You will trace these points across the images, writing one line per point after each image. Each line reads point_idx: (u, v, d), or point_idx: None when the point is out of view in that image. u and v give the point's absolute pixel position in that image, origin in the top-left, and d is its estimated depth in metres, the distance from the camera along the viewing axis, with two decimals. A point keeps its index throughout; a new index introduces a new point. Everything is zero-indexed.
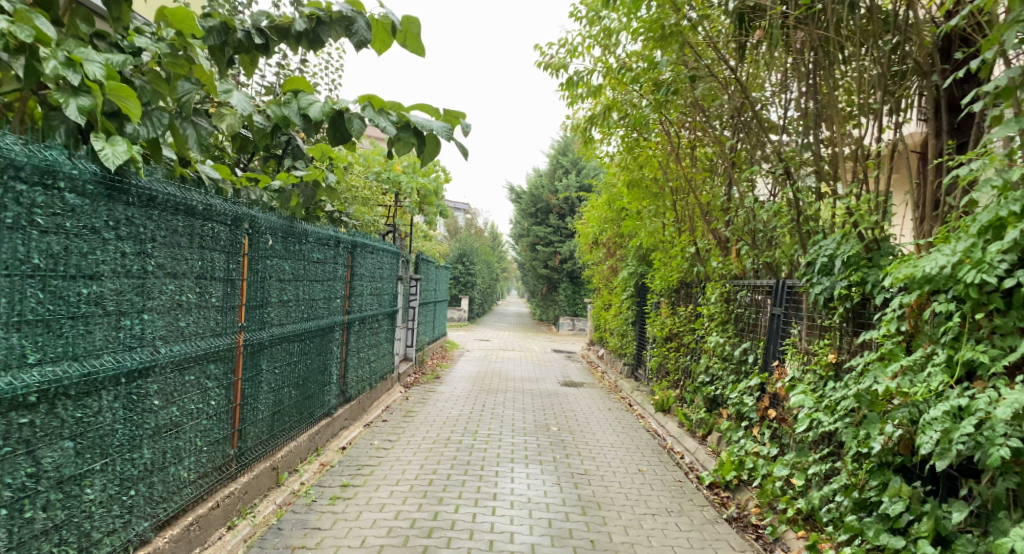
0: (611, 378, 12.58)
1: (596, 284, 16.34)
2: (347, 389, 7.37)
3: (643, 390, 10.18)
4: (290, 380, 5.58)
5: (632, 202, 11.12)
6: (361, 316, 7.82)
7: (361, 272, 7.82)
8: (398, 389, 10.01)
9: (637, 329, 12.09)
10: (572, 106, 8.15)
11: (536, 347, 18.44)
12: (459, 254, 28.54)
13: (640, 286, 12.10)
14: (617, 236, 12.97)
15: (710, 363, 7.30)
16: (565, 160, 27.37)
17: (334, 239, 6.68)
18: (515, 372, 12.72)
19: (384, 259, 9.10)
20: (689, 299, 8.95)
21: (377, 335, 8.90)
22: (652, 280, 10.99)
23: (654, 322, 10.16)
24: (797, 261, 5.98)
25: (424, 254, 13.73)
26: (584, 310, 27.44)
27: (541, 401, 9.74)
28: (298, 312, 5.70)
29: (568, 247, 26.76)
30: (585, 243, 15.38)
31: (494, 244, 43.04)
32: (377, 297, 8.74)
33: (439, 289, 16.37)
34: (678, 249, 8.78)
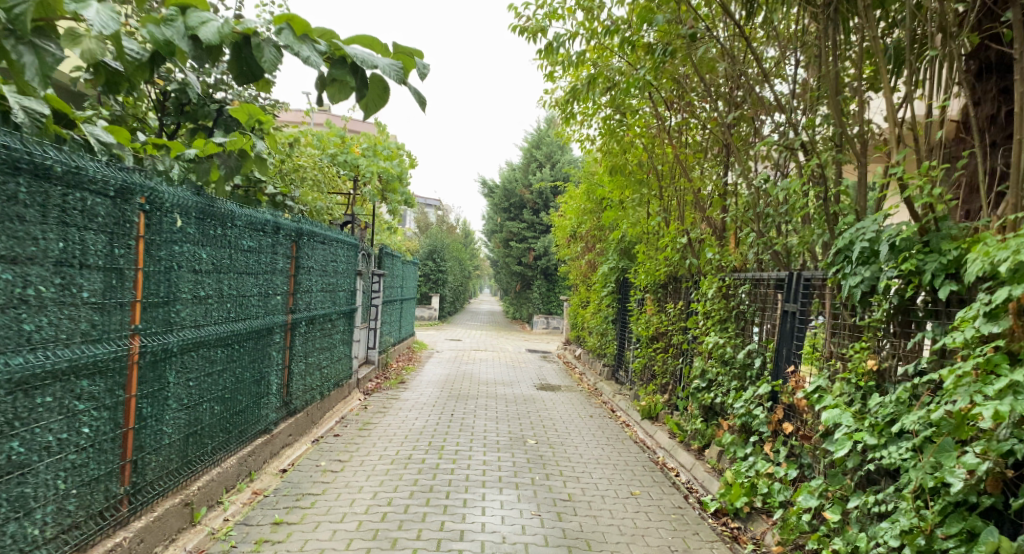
0: (590, 380, 11.72)
1: (572, 280, 15.49)
2: (290, 400, 6.39)
3: (627, 394, 9.33)
4: (211, 393, 4.58)
5: (615, 191, 10.24)
6: (308, 315, 6.83)
7: (308, 264, 6.82)
8: (357, 397, 9.00)
9: (619, 328, 11.25)
10: (552, 78, 7.23)
11: (509, 347, 17.52)
12: (430, 250, 27.48)
13: (621, 282, 11.25)
14: (597, 227, 12.10)
15: (707, 367, 6.48)
16: (539, 153, 26.51)
17: (272, 223, 5.68)
18: (486, 375, 11.77)
19: (338, 251, 8.08)
20: (679, 295, 8.11)
21: (331, 336, 7.90)
22: (637, 275, 10.13)
23: (639, 321, 9.30)
24: (814, 249, 5.16)
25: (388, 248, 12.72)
26: (559, 308, 26.61)
27: (515, 408, 8.82)
28: (222, 310, 4.72)
29: (543, 243, 25.88)
30: (562, 236, 14.50)
31: (467, 241, 42.01)
32: (330, 293, 7.74)
33: (406, 286, 15.35)
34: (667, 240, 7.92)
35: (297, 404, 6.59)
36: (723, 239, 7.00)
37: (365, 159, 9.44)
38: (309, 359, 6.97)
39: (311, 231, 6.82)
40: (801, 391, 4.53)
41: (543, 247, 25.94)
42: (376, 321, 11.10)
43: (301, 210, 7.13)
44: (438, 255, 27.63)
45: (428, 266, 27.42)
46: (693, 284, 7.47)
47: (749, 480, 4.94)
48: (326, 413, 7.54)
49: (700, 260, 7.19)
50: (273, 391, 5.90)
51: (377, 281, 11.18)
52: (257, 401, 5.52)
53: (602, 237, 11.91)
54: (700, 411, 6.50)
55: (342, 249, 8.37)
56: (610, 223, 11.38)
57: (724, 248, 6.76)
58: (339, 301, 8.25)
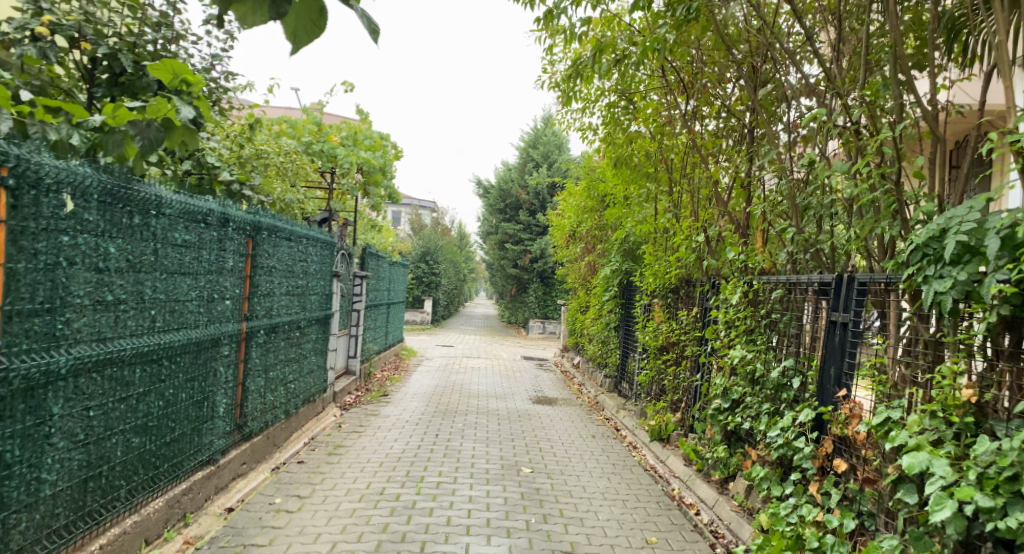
0: (590, 392, 10.83)
1: (571, 284, 14.60)
2: (243, 423, 5.48)
3: (633, 410, 8.44)
4: (127, 422, 3.68)
5: (620, 186, 9.37)
6: (268, 323, 5.91)
7: (268, 263, 5.90)
8: (332, 414, 8.08)
9: (624, 337, 10.37)
10: (551, 52, 6.32)
11: (502, 354, 16.59)
12: (422, 252, 26.52)
13: (625, 286, 10.37)
14: (598, 227, 11.22)
15: (731, 386, 5.61)
16: (535, 153, 25.71)
17: (216, 214, 4.76)
18: (478, 386, 10.85)
19: (308, 249, 7.15)
20: (695, 300, 7.23)
21: (299, 346, 6.99)
22: (644, 277, 9.26)
23: (647, 329, 8.40)
24: (869, 248, 4.28)
25: (372, 247, 11.79)
26: (555, 313, 25.70)
27: (508, 426, 7.91)
28: (143, 319, 3.81)
29: (539, 245, 25.00)
30: (560, 236, 13.61)
31: (461, 244, 41.04)
32: (297, 297, 6.82)
33: (393, 289, 14.39)
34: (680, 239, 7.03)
35: (253, 426, 5.69)
36: (745, 237, 6.13)
37: (343, 147, 8.56)
38: (269, 375, 6.06)
39: (271, 226, 5.89)
40: (861, 424, 3.66)
41: (539, 250, 25.08)
42: (357, 327, 10.19)
43: (264, 202, 6.23)
44: (431, 257, 26.68)
45: (420, 269, 26.48)
46: (710, 289, 6.60)
47: (792, 529, 4.06)
48: (292, 435, 6.63)
49: (719, 261, 6.33)
50: (220, 415, 4.98)
51: (358, 284, 10.25)
52: (198, 427, 4.61)
53: (604, 238, 11.06)
54: (722, 436, 5.63)
55: (315, 248, 7.45)
56: (613, 222, 10.52)
57: (750, 247, 5.90)
58: (310, 306, 7.33)
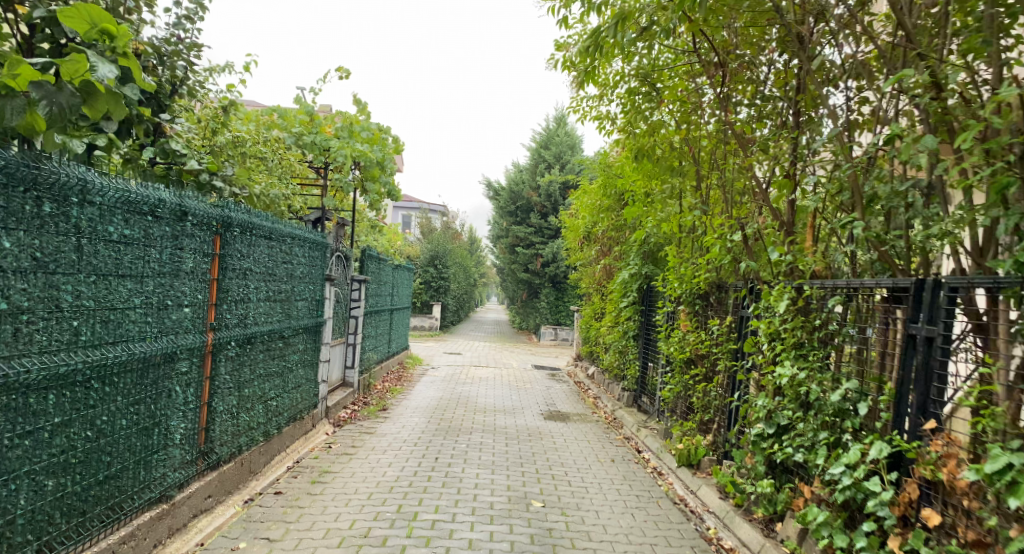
0: (607, 406, 10.05)
1: (585, 289, 13.82)
2: (209, 450, 4.76)
3: (656, 429, 7.65)
4: (35, 460, 3.00)
5: (641, 182, 8.60)
6: (242, 333, 5.19)
7: (243, 265, 5.18)
8: (322, 433, 7.36)
9: (645, 348, 9.59)
10: (567, 24, 5.55)
11: (513, 363, 15.82)
12: (431, 256, 25.81)
13: (645, 291, 9.58)
14: (615, 228, 10.44)
15: (776, 409, 4.83)
16: (548, 154, 24.99)
17: (171, 206, 4.04)
18: (486, 400, 10.09)
19: (294, 250, 6.42)
20: (728, 308, 6.45)
21: (283, 358, 6.27)
22: (668, 282, 8.47)
23: (673, 340, 7.62)
24: (965, 248, 3.49)
25: (373, 249, 11.06)
26: (567, 319, 24.87)
27: (517, 447, 7.13)
28: (60, 332, 3.10)
29: (551, 249, 24.22)
30: (574, 239, 12.84)
31: (471, 248, 40.31)
32: (281, 304, 6.10)
33: (397, 294, 13.66)
34: (713, 239, 6.26)
35: (223, 452, 4.97)
36: (788, 237, 5.35)
37: (338, 140, 7.86)
38: (244, 392, 5.34)
39: (246, 223, 5.17)
40: (969, 471, 2.88)
41: (551, 254, 24.32)
42: (354, 335, 9.46)
43: (241, 197, 5.53)
44: (440, 261, 25.96)
45: (429, 273, 25.77)
46: (747, 295, 5.82)
47: None
48: (273, 460, 5.91)
49: (758, 264, 5.55)
50: (177, 442, 4.25)
51: (356, 289, 9.54)
52: (147, 459, 3.88)
53: (622, 240, 10.30)
54: (765, 468, 4.85)
55: (303, 249, 6.72)
56: (632, 222, 9.76)
57: (796, 248, 5.12)
58: (296, 314, 6.60)
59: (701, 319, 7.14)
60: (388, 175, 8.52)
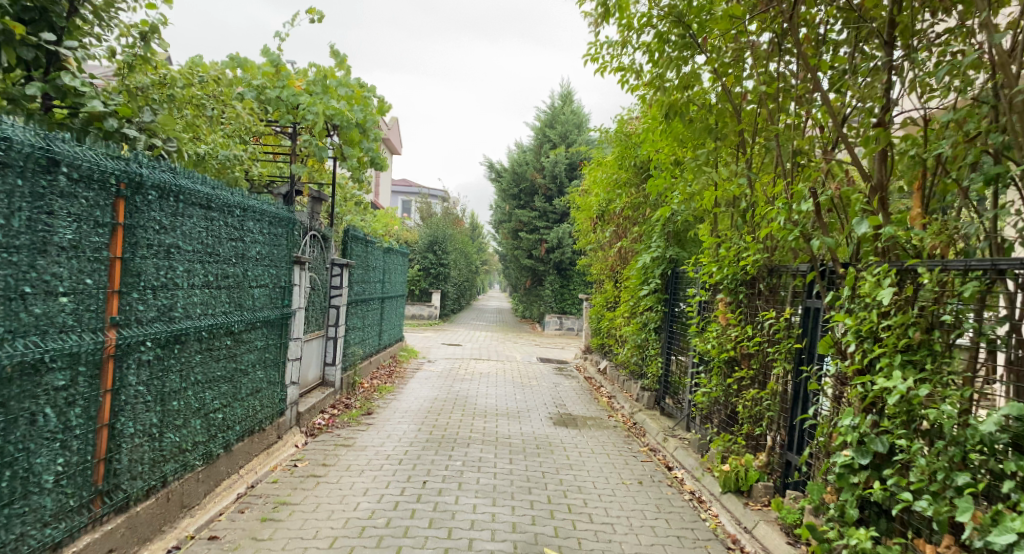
0: (625, 407, 8.88)
1: (596, 275, 12.63)
2: (113, 488, 3.53)
3: (689, 442, 6.47)
4: None
5: (670, 150, 7.35)
6: (167, 329, 3.96)
7: (166, 241, 3.96)
8: (289, 447, 6.17)
9: (669, 341, 8.37)
10: None
11: (517, 355, 14.62)
12: (429, 241, 24.54)
13: (670, 277, 8.38)
14: (635, 206, 9.22)
15: (872, 433, 3.62)
16: (553, 133, 23.69)
17: (28, 149, 2.88)
18: (486, 400, 8.89)
19: (247, 226, 5.19)
20: (786, 297, 5.24)
21: (232, 360, 5.05)
22: (701, 267, 7.25)
23: (710, 336, 6.40)
24: None
25: (359, 229, 9.85)
26: (572, 308, 23.70)
27: (522, 464, 5.92)
28: None
29: (556, 235, 23.01)
30: (585, 219, 11.63)
31: (472, 235, 39.04)
32: (228, 292, 4.89)
33: (389, 280, 12.44)
34: (772, 215, 5.06)
35: (140, 487, 3.75)
36: (878, 204, 4.13)
37: (309, 96, 6.62)
38: (171, 405, 4.10)
39: (169, 185, 3.95)
40: None
41: (556, 240, 23.09)
42: (333, 328, 8.29)
43: (170, 153, 4.30)
44: (438, 247, 24.69)
45: (427, 259, 24.53)
46: (818, 281, 4.61)
47: None
48: (217, 488, 4.71)
49: (836, 243, 4.35)
50: (49, 486, 3.05)
51: (338, 274, 8.35)
52: None
53: (642, 219, 9.06)
54: (859, 511, 3.64)
55: (262, 225, 5.51)
56: (654, 197, 8.53)
57: (895, 219, 3.90)
58: (252, 304, 5.39)
59: (746, 311, 5.92)
60: (372, 141, 7.28)
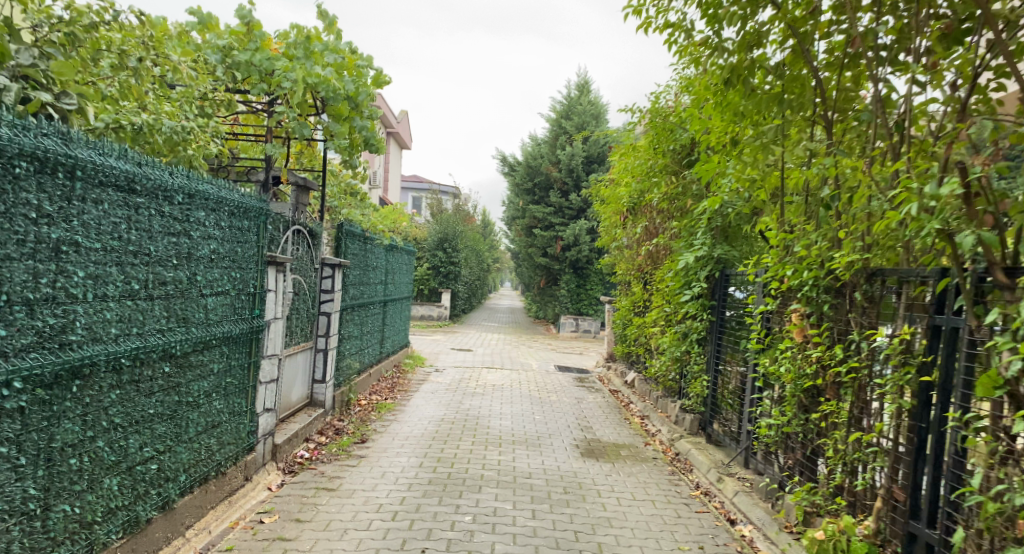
0: (663, 431, 7.69)
1: (623, 276, 11.41)
2: None
3: (755, 486, 5.28)
4: None
5: (724, 129, 6.12)
6: (54, 360, 2.82)
7: (53, 235, 2.82)
8: (261, 492, 5.01)
9: (718, 356, 7.12)
10: None
11: (533, 362, 13.43)
12: (439, 238, 23.31)
13: (718, 279, 7.18)
14: (673, 196, 7.99)
15: None
16: (569, 125, 22.43)
17: None
18: (501, 422, 7.70)
19: (196, 217, 4.02)
20: (899, 313, 4.02)
21: (175, 392, 3.88)
22: (762, 270, 6.01)
23: (782, 355, 5.17)
24: None
25: (358, 222, 8.69)
26: (589, 308, 22.52)
27: (549, 519, 4.72)
28: None
29: (573, 232, 21.78)
30: (611, 213, 10.41)
31: (484, 231, 37.86)
32: (165, 304, 3.70)
33: (393, 281, 11.28)
34: (893, 211, 3.89)
35: None
36: None
37: (288, 60, 5.48)
38: (65, 464, 2.92)
39: (57, 155, 2.80)
40: None
41: (572, 237, 21.87)
42: (323, 339, 7.14)
43: (68, 113, 3.17)
44: (449, 244, 23.45)
45: (437, 257, 23.31)
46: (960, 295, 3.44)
47: None
48: None
49: (995, 243, 3.14)
50: None
51: (330, 276, 7.20)
52: None
53: (684, 213, 7.82)
54: None
55: (218, 217, 4.33)
56: (699, 185, 7.30)
57: None
58: (205, 317, 4.21)
59: (832, 327, 4.69)
60: (365, 118, 6.11)
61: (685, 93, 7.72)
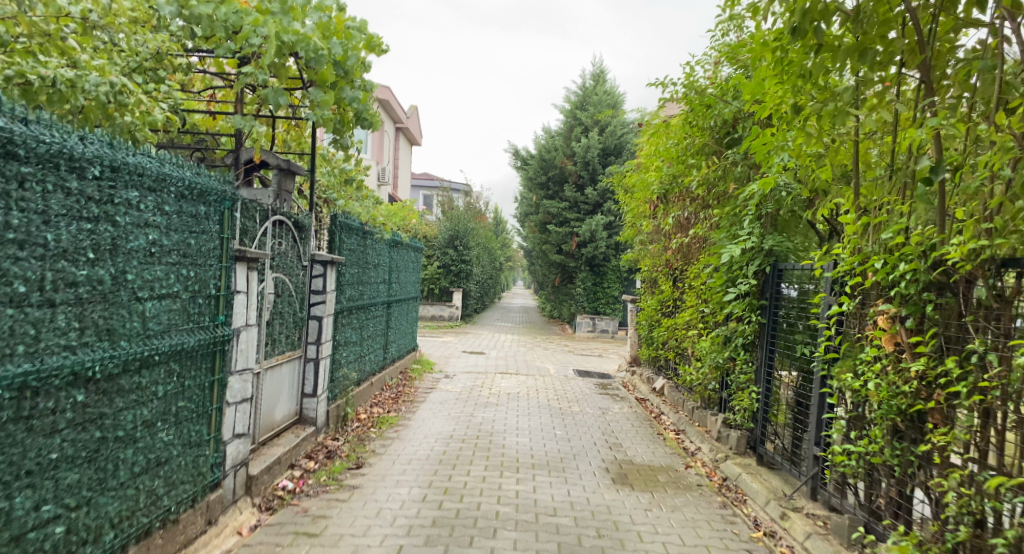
0: (705, 450, 6.72)
1: (649, 272, 10.44)
2: None
3: (834, 528, 4.30)
4: None
5: (781, 95, 5.15)
6: None
7: None
8: (230, 538, 4.09)
9: (773, 366, 6.18)
10: None
11: (551, 367, 12.48)
12: (450, 236, 22.36)
13: (771, 271, 6.22)
14: (713, 179, 7.02)
15: None
16: (584, 115, 21.39)
17: None
18: (519, 441, 6.76)
19: (123, 198, 3.11)
20: None
21: (101, 425, 3.01)
22: (831, 263, 5.02)
23: (868, 366, 4.20)
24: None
25: (357, 214, 7.78)
26: (606, 308, 21.53)
27: None
28: None
29: (588, 228, 20.80)
30: (637, 203, 9.44)
31: (496, 229, 36.95)
32: (72, 311, 2.84)
33: (399, 279, 10.36)
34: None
35: None
36: None
37: (260, 14, 4.54)
38: None
39: None
40: None
41: (589, 233, 20.87)
42: (314, 346, 6.23)
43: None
44: (460, 242, 22.48)
45: (448, 255, 22.37)
46: None
47: None
48: None
49: None
50: None
51: (321, 275, 6.29)
52: None
53: (728, 199, 6.84)
54: None
55: (160, 200, 3.42)
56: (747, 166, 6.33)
57: None
58: (143, 327, 3.30)
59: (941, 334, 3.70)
60: (356, 89, 5.24)
61: (726, 62, 6.74)
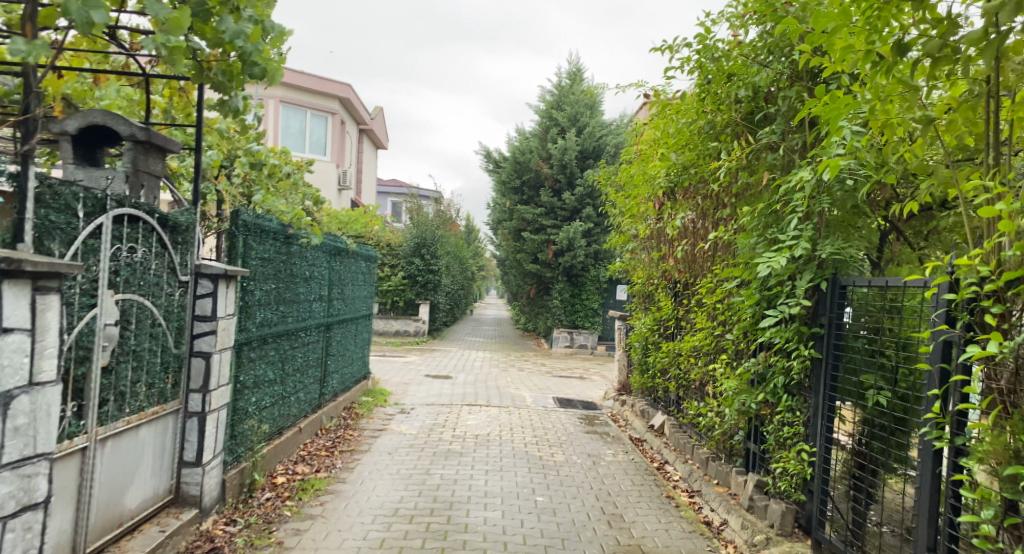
0: (733, 525, 5.08)
1: (645, 286, 8.81)
2: None
3: None
4: None
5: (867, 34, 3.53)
6: None
7: None
8: None
9: (833, 420, 4.58)
10: None
11: (528, 395, 10.77)
12: (416, 244, 20.41)
13: (833, 286, 4.61)
14: (739, 169, 5.41)
15: None
16: (561, 115, 19.83)
17: None
18: (488, 519, 5.02)
19: None
20: None
21: None
22: (948, 282, 3.41)
23: None
24: None
25: (278, 212, 6.01)
26: (584, 321, 19.87)
27: None
28: None
29: (566, 235, 19.18)
30: (632, 202, 7.81)
31: (468, 237, 35.17)
32: None
33: (344, 295, 8.58)
34: None
35: None
36: None
37: None
38: None
39: None
40: None
41: (566, 241, 19.25)
42: (199, 395, 4.44)
43: None
44: (427, 250, 20.57)
45: (413, 265, 20.43)
46: None
47: None
48: None
49: None
50: None
51: (210, 294, 4.48)
52: None
53: (763, 194, 5.21)
54: None
55: None
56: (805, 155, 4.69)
57: None
58: None
59: None
60: (243, 20, 3.49)
61: (755, 14, 5.12)
